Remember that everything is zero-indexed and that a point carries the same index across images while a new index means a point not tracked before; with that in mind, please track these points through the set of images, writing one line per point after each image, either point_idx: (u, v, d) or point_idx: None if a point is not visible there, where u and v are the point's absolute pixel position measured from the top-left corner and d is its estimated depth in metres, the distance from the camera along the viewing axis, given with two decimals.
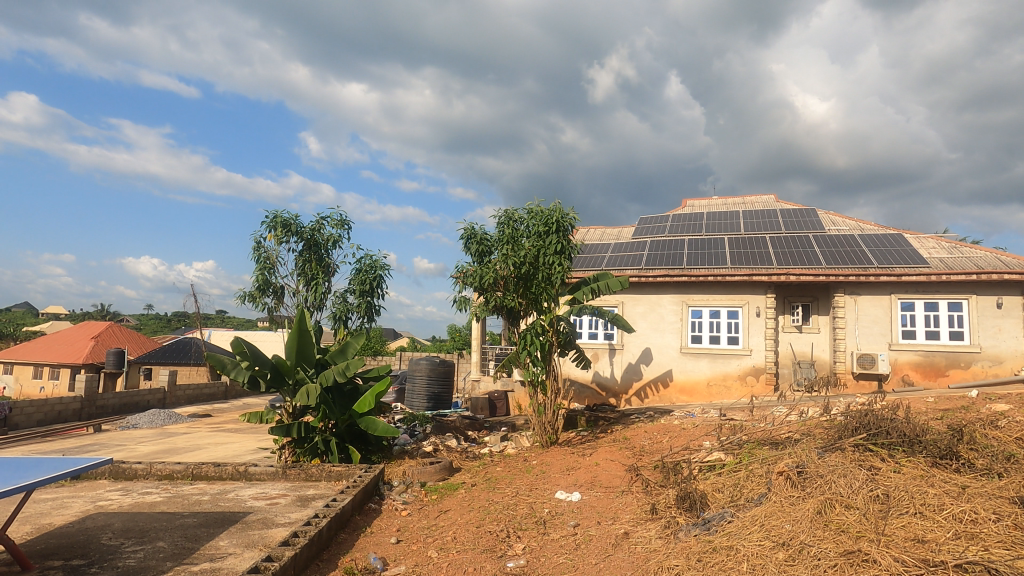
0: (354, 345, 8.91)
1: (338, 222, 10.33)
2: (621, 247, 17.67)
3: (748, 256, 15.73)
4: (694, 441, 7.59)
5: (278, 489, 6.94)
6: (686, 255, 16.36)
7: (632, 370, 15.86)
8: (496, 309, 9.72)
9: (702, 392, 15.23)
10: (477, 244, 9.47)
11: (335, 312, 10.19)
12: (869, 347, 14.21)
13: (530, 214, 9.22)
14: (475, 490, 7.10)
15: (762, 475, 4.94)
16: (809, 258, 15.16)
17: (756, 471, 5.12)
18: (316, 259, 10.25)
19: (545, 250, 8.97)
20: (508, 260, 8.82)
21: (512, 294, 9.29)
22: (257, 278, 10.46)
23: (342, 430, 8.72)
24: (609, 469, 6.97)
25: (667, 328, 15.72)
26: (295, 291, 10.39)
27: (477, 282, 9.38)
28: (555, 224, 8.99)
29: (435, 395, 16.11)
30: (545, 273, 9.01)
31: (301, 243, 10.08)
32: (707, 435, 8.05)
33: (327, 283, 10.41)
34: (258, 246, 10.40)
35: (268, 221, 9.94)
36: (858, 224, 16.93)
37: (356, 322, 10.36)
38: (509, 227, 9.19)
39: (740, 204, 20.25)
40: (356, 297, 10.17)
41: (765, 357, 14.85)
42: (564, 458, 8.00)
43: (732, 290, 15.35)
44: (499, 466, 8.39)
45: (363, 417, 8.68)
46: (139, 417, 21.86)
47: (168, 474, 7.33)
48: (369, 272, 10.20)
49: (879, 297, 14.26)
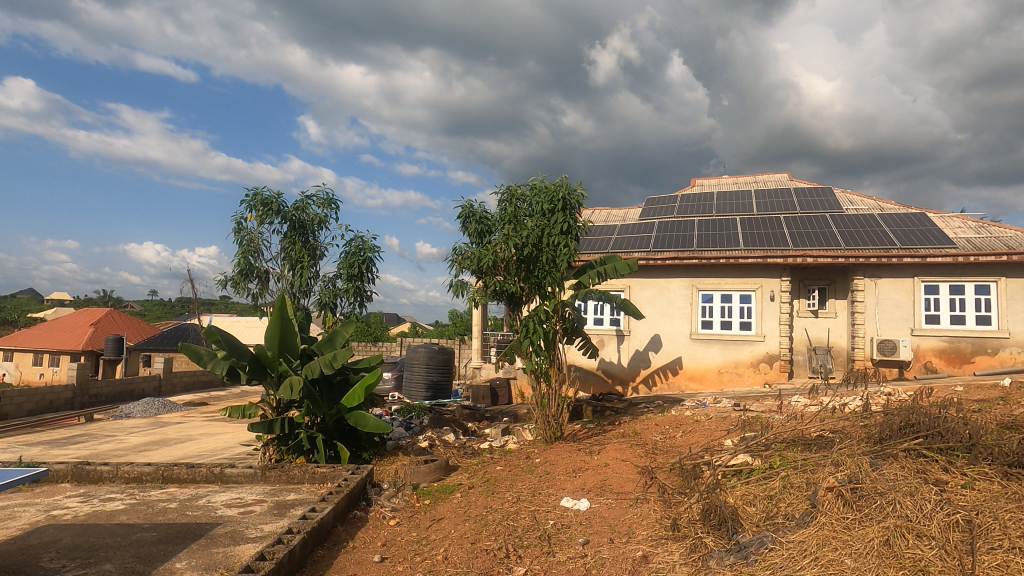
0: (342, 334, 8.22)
1: (325, 201, 9.58)
2: (628, 229, 16.87)
3: (762, 238, 14.95)
4: (713, 440, 6.92)
5: (255, 494, 6.29)
6: (696, 236, 15.58)
7: (639, 357, 15.19)
8: (496, 294, 8.95)
9: (712, 379, 14.59)
10: (476, 224, 8.70)
11: (322, 298, 9.44)
12: (890, 332, 13.49)
13: (534, 191, 8.46)
14: (472, 494, 6.45)
15: (803, 489, 4.26)
16: (827, 239, 14.37)
17: (796, 482, 4.44)
18: (301, 242, 9.54)
19: (550, 231, 8.21)
20: (510, 241, 8.05)
21: (513, 278, 8.54)
22: (239, 263, 9.74)
23: (329, 426, 8.06)
24: (621, 472, 6.30)
25: (675, 313, 14.99)
26: (279, 276, 9.64)
27: (474, 265, 8.61)
28: (562, 202, 8.22)
29: (434, 383, 15.47)
30: (549, 255, 8.24)
31: (285, 225, 9.36)
32: (727, 435, 7.40)
33: (314, 268, 9.67)
34: (239, 227, 9.69)
35: (248, 199, 9.21)
36: (878, 203, 16.09)
37: (346, 311, 9.62)
38: (512, 205, 8.46)
39: (752, 183, 19.43)
40: (344, 282, 9.42)
41: (780, 343, 14.18)
42: (569, 457, 7.35)
43: (745, 273, 14.60)
44: (500, 465, 7.74)
45: (352, 412, 8.00)
46: (133, 406, 21.38)
47: (135, 477, 6.69)
48: (358, 255, 9.46)
49: (901, 280, 13.49)
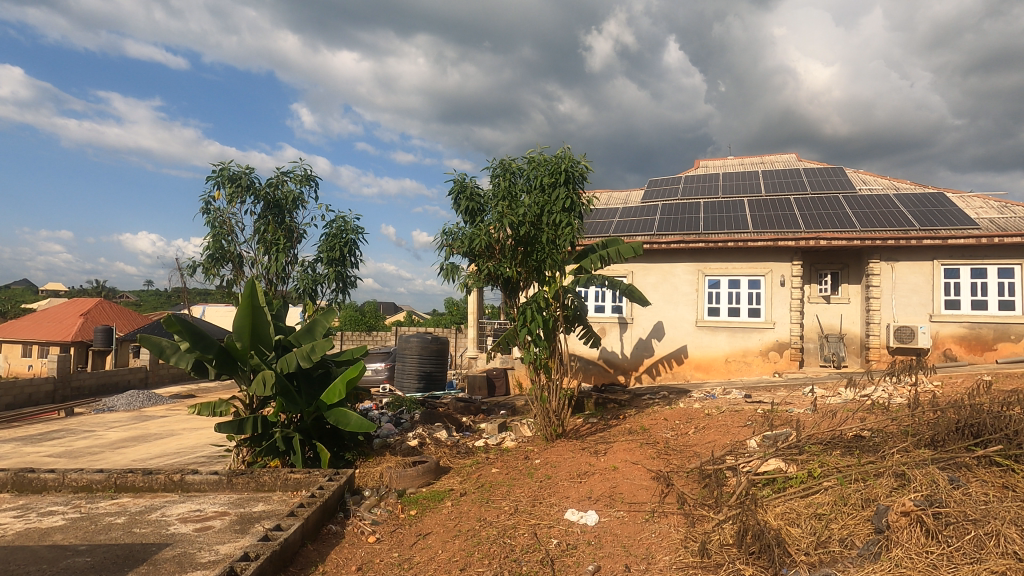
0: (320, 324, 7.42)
1: (302, 177, 8.78)
2: (630, 212, 16.06)
3: (772, 220, 14.19)
4: (733, 441, 6.21)
5: (217, 505, 5.54)
6: (702, 219, 14.80)
7: (643, 346, 14.49)
8: (491, 280, 8.13)
9: (719, 369, 13.92)
10: (468, 201, 7.86)
11: (300, 285, 8.64)
12: (907, 319, 12.81)
13: (531, 164, 7.66)
14: (464, 502, 5.72)
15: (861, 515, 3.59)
16: (841, 220, 13.63)
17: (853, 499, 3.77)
18: (276, 222, 8.74)
19: (551, 207, 7.41)
20: (506, 219, 7.24)
21: (509, 261, 7.75)
22: (209, 247, 8.92)
23: (307, 425, 7.29)
24: (632, 477, 5.57)
25: (680, 300, 14.27)
26: (254, 261, 8.84)
27: (466, 247, 7.80)
28: (564, 175, 7.43)
29: (427, 374, 14.75)
30: (548, 235, 7.44)
31: (258, 203, 8.56)
32: (748, 434, 6.68)
33: (292, 251, 8.87)
34: (209, 207, 8.88)
35: (215, 174, 8.39)
36: (892, 183, 15.32)
37: (327, 299, 8.81)
38: (507, 179, 7.68)
39: (758, 164, 18.62)
40: (325, 266, 8.60)
41: (790, 330, 13.49)
42: (573, 458, 6.62)
43: (753, 257, 13.88)
44: (496, 466, 7.02)
45: (332, 409, 7.24)
46: (117, 399, 20.60)
47: (84, 485, 5.95)
48: (339, 236, 8.63)
49: (920, 264, 12.78)
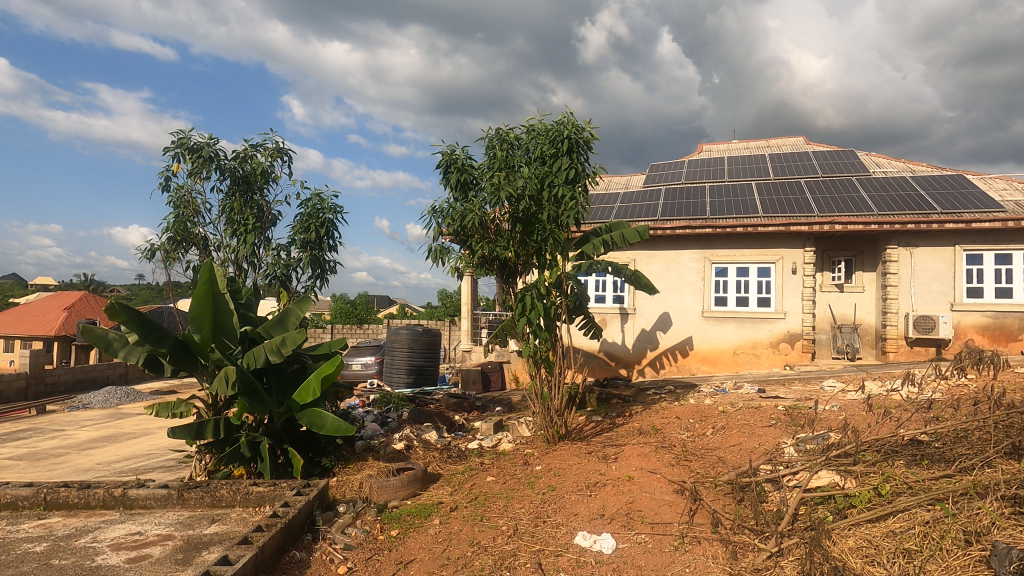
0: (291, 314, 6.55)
1: (273, 151, 7.90)
2: (632, 197, 15.21)
3: (783, 204, 13.38)
4: (765, 448, 5.40)
5: (161, 527, 4.68)
6: (709, 203, 13.97)
7: (645, 338, 13.72)
8: (485, 263, 7.26)
9: (727, 362, 13.18)
10: (459, 173, 6.94)
11: (272, 270, 7.75)
12: (927, 308, 12.08)
13: (529, 134, 6.80)
14: (455, 520, 4.90)
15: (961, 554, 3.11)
16: (856, 203, 12.84)
17: (958, 512, 3.30)
18: (244, 200, 7.82)
19: (552, 180, 6.55)
20: (501, 192, 6.37)
21: (505, 243, 6.88)
22: (168, 229, 7.98)
23: (277, 428, 6.41)
24: (652, 489, 4.76)
25: (686, 289, 13.49)
26: (221, 244, 7.93)
27: (457, 226, 6.92)
28: (568, 143, 6.56)
29: (418, 368, 13.90)
30: (549, 212, 6.57)
31: (224, 178, 7.66)
32: (778, 437, 5.87)
33: (263, 234, 7.97)
34: (170, 184, 7.97)
35: (173, 144, 7.50)
36: (908, 165, 14.55)
37: (301, 287, 7.90)
38: (503, 150, 6.81)
39: (764, 147, 17.81)
40: (299, 249, 7.71)
41: (802, 321, 12.75)
42: (580, 465, 5.81)
43: (763, 243, 13.09)
44: (492, 474, 6.19)
45: (306, 409, 6.39)
46: (93, 396, 19.60)
47: (8, 503, 5.08)
48: (315, 215, 7.74)
49: (940, 249, 12.04)
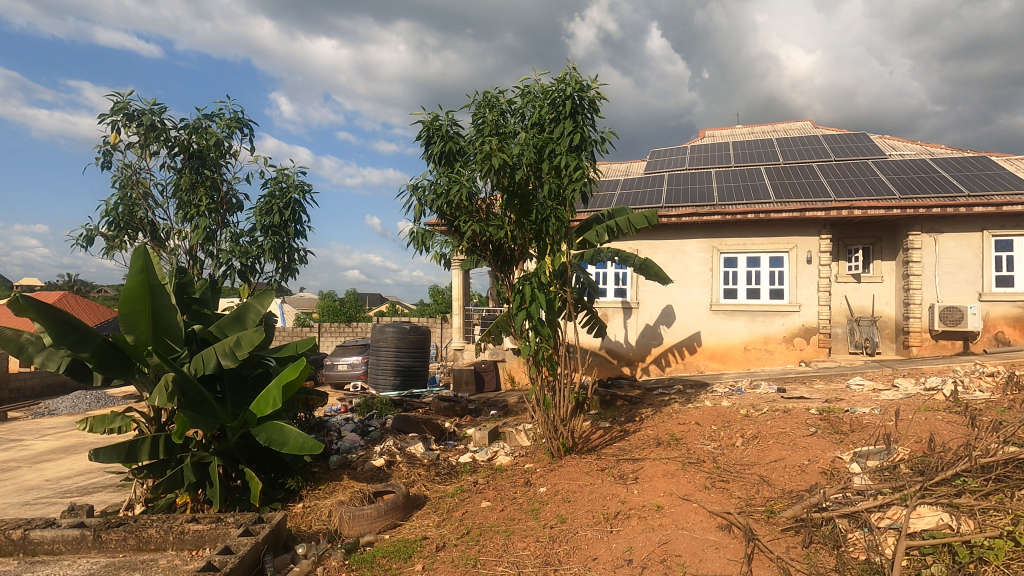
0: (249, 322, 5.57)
1: (230, 121, 6.81)
2: (633, 183, 14.24)
3: (796, 188, 12.47)
4: (821, 471, 4.44)
5: None
6: (716, 189, 13.03)
7: (649, 334, 12.79)
8: (477, 248, 6.23)
9: (737, 358, 12.28)
10: (445, 141, 5.88)
11: (230, 259, 6.67)
12: (953, 298, 11.24)
13: (524, 96, 5.79)
14: (442, 564, 3.91)
15: None
16: (875, 186, 11.96)
17: None
18: (197, 178, 6.73)
19: (553, 148, 5.57)
20: (494, 161, 5.34)
21: (499, 224, 5.85)
22: (109, 212, 6.85)
23: (230, 446, 5.38)
24: (690, 524, 3.80)
25: (693, 281, 12.56)
26: (171, 229, 6.81)
27: (444, 205, 5.88)
28: (571, 104, 5.56)
29: (405, 369, 12.87)
30: (551, 185, 5.55)
31: (172, 152, 6.56)
32: (828, 452, 4.92)
33: (220, 217, 6.86)
34: (110, 159, 6.82)
35: (109, 111, 6.35)
36: (925, 147, 13.70)
37: (264, 279, 6.84)
38: (493, 113, 5.79)
39: (770, 132, 16.91)
40: (262, 235, 6.65)
41: (818, 314, 11.86)
42: (593, 488, 4.84)
43: (776, 231, 12.18)
44: (487, 497, 5.22)
45: (265, 423, 5.37)
46: (60, 401, 18.30)
47: None
48: (280, 196, 6.69)
49: (967, 236, 11.19)
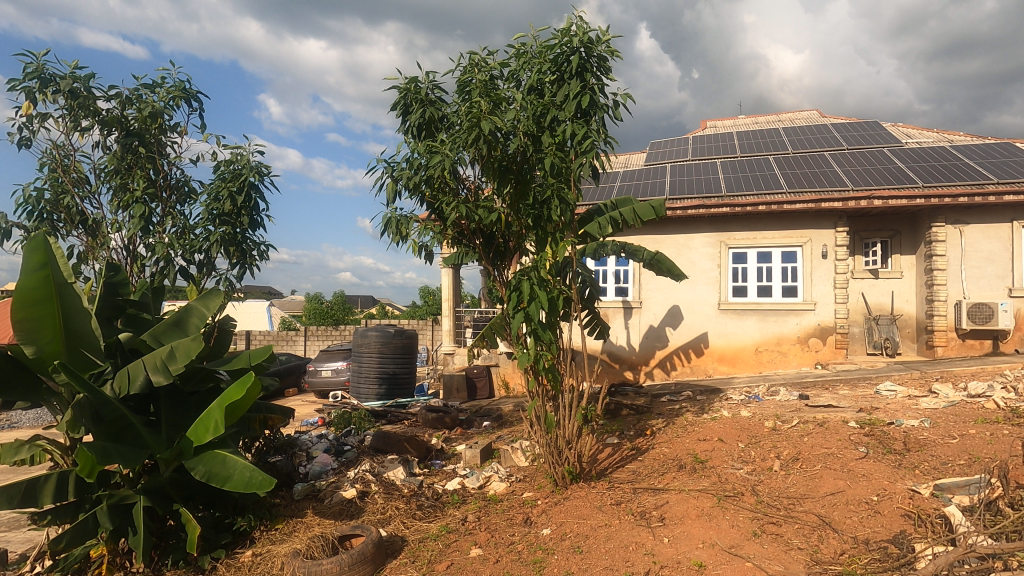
0: (187, 341, 4.59)
1: (176, 91, 5.79)
2: (634, 175, 13.33)
3: (809, 177, 11.61)
4: (907, 514, 3.56)
5: None
6: (723, 179, 12.16)
7: (653, 336, 11.89)
8: (465, 236, 5.27)
9: (748, 361, 11.40)
10: (426, 109, 4.91)
11: (173, 253, 5.61)
12: (981, 294, 10.44)
13: (520, 55, 4.86)
14: None
15: None
16: (894, 175, 11.14)
17: None
18: (135, 159, 5.70)
19: (555, 114, 4.65)
20: (485, 128, 4.40)
21: (490, 208, 4.89)
22: (30, 200, 5.78)
23: (161, 480, 4.39)
24: None
25: (699, 279, 11.67)
26: (104, 217, 5.75)
27: (424, 184, 4.91)
28: (576, 60, 4.62)
29: (390, 376, 11.87)
30: (555, 158, 4.59)
31: (103, 125, 5.53)
32: (898, 482, 4.07)
33: (163, 204, 5.80)
34: (31, 135, 5.75)
35: (24, 77, 5.30)
36: (943, 135, 12.91)
37: (214, 278, 5.82)
38: (483, 73, 4.84)
39: (775, 122, 16.09)
40: (213, 224, 5.65)
41: (835, 312, 11.00)
42: (608, 534, 3.92)
43: (788, 224, 11.32)
44: (478, 542, 4.27)
45: (203, 453, 4.38)
46: (23, 414, 17.03)
47: None
48: (234, 179, 5.70)
49: (995, 226, 10.39)
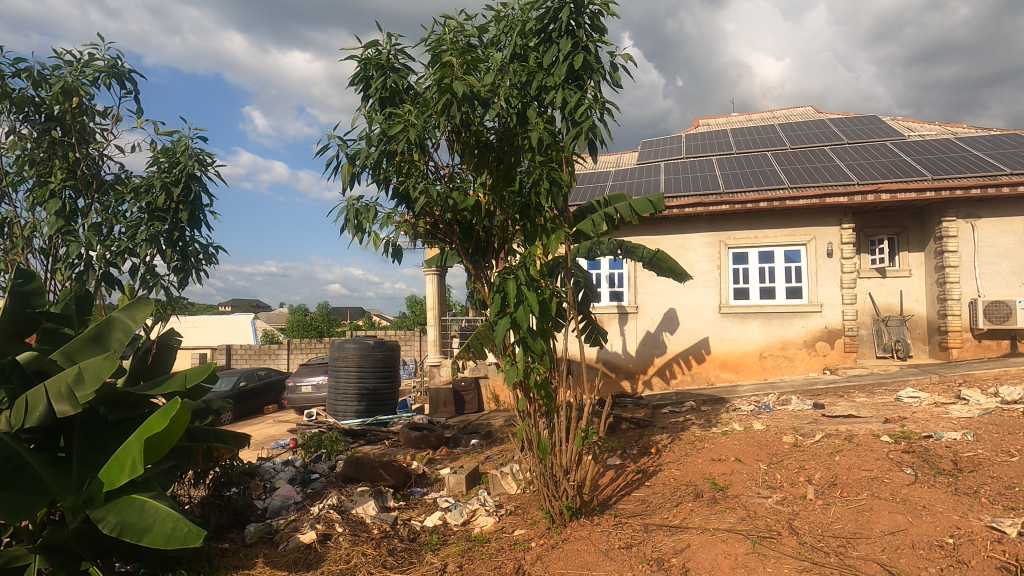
0: (98, 359, 3.78)
1: (105, 70, 5.01)
2: (626, 174, 12.68)
3: (811, 172, 11.00)
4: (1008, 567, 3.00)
5: None
6: (720, 176, 11.52)
7: (650, 342, 11.18)
8: (439, 229, 4.53)
9: (751, 367, 10.71)
10: (390, 78, 4.18)
11: (97, 257, 4.77)
12: (996, 292, 9.85)
13: (499, 16, 4.15)
14: None
15: None
16: (900, 168, 10.56)
17: None
18: (55, 148, 4.89)
19: (542, 82, 3.92)
20: (457, 93, 3.68)
21: (467, 195, 4.15)
22: None
23: (66, 533, 3.57)
24: None
25: (698, 281, 10.99)
26: (19, 217, 4.90)
27: (388, 167, 4.19)
28: (565, 16, 3.89)
29: (370, 391, 11.02)
30: (542, 133, 3.86)
31: (15, 109, 4.74)
32: (971, 518, 3.43)
33: (90, 201, 4.99)
34: None
35: None
36: (946, 127, 12.39)
37: (150, 286, 5.00)
38: (455, 36, 4.12)
39: (770, 118, 15.52)
40: (146, 223, 4.84)
41: (843, 314, 10.35)
42: None
43: (791, 221, 10.69)
44: None
45: (116, 500, 3.54)
46: None
47: None
48: (173, 171, 4.92)
49: (1009, 221, 9.83)
